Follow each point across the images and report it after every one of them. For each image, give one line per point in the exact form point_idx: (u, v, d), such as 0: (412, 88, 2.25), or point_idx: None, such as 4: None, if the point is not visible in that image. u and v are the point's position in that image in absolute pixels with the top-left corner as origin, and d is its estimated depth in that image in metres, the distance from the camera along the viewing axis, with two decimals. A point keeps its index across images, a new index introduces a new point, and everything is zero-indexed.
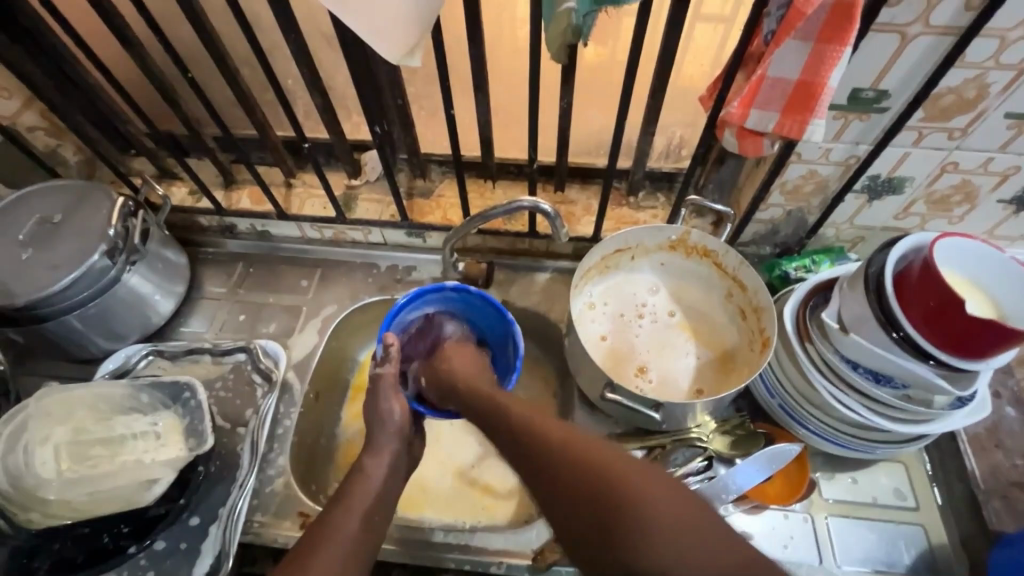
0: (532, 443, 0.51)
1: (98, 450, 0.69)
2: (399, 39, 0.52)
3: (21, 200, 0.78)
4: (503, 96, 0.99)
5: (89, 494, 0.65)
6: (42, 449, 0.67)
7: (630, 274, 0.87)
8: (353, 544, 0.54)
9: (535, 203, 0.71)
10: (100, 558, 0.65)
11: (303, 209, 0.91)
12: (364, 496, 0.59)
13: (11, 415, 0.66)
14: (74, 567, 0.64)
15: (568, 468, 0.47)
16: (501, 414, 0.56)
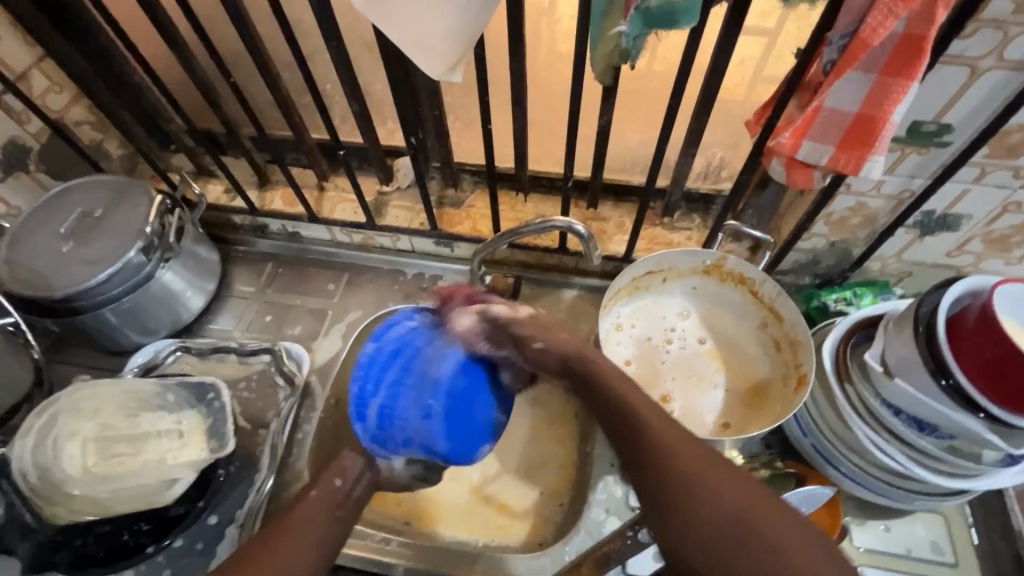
0: (656, 446, 0.48)
1: (123, 448, 0.69)
2: (440, 56, 0.51)
3: (65, 192, 0.80)
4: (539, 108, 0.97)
5: (112, 492, 0.66)
6: (71, 443, 0.68)
7: (660, 296, 0.86)
8: (318, 536, 0.55)
9: (569, 224, 0.70)
10: (119, 556, 0.65)
11: (333, 213, 0.92)
12: (324, 488, 0.61)
13: (43, 408, 0.67)
14: (93, 562, 0.64)
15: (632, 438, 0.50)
16: (612, 405, 0.52)
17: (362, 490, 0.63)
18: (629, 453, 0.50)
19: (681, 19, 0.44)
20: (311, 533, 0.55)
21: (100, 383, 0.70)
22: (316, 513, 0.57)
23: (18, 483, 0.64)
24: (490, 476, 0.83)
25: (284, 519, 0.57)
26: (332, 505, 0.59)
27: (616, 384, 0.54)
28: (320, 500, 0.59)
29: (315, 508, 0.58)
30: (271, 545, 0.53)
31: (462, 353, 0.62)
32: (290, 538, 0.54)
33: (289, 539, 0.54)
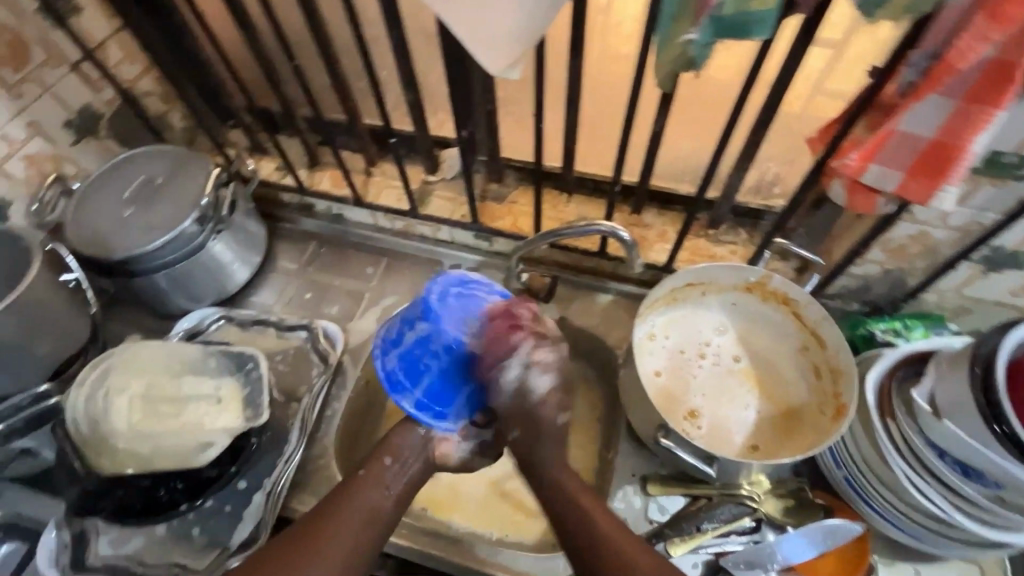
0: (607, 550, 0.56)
1: (165, 407, 0.70)
2: (501, 52, 0.51)
3: (132, 158, 0.84)
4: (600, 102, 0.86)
5: (152, 448, 0.69)
6: (119, 398, 0.69)
7: (697, 309, 0.84)
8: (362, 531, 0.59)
9: (613, 229, 0.69)
10: (154, 511, 0.69)
11: (378, 198, 0.94)
12: (373, 466, 0.64)
13: (99, 361, 0.71)
14: (130, 514, 0.68)
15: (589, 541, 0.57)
16: (569, 507, 0.60)
17: (405, 465, 0.65)
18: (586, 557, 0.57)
19: (754, 30, 0.43)
20: (355, 519, 0.59)
21: (151, 344, 0.74)
22: (368, 492, 0.62)
23: (74, 430, 0.68)
24: (509, 472, 0.84)
25: (336, 499, 0.61)
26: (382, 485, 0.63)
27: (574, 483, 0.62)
28: (370, 477, 0.63)
29: (367, 490, 0.62)
30: (321, 526, 0.58)
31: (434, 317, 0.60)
32: (340, 521, 0.58)
33: (339, 521, 0.58)
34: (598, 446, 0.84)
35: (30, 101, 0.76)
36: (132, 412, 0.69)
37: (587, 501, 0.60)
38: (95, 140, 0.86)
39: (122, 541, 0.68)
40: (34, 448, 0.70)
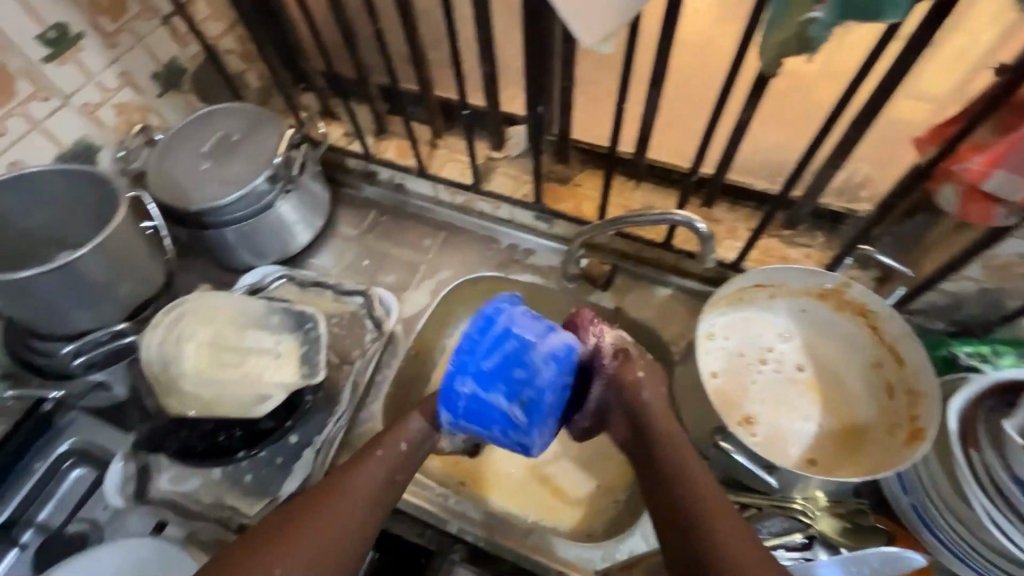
0: (697, 510, 0.51)
1: (230, 356, 0.73)
2: (598, 24, 0.49)
3: (212, 113, 0.87)
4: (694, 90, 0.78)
5: (216, 394, 0.71)
6: (188, 343, 0.72)
7: (762, 311, 0.80)
8: (366, 508, 0.56)
9: (689, 218, 0.67)
10: (217, 454, 0.72)
11: (441, 170, 0.94)
12: (387, 450, 0.61)
13: (176, 304, 0.74)
14: (194, 454, 0.71)
15: (682, 494, 0.52)
16: (669, 461, 0.56)
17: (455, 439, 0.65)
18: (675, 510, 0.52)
19: (884, 12, 0.40)
20: (364, 490, 0.57)
21: (222, 295, 0.76)
22: (367, 471, 0.59)
23: (146, 368, 0.71)
24: (549, 457, 0.83)
25: (337, 477, 0.58)
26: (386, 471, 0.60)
27: (680, 438, 0.58)
28: (382, 460, 0.60)
29: (373, 472, 0.59)
30: (326, 503, 0.55)
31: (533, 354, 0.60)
32: (344, 499, 0.56)
33: (343, 497, 0.56)
34: None
35: (123, 52, 0.79)
36: (199, 356, 0.72)
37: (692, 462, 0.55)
38: (178, 94, 0.89)
39: (183, 478, 0.71)
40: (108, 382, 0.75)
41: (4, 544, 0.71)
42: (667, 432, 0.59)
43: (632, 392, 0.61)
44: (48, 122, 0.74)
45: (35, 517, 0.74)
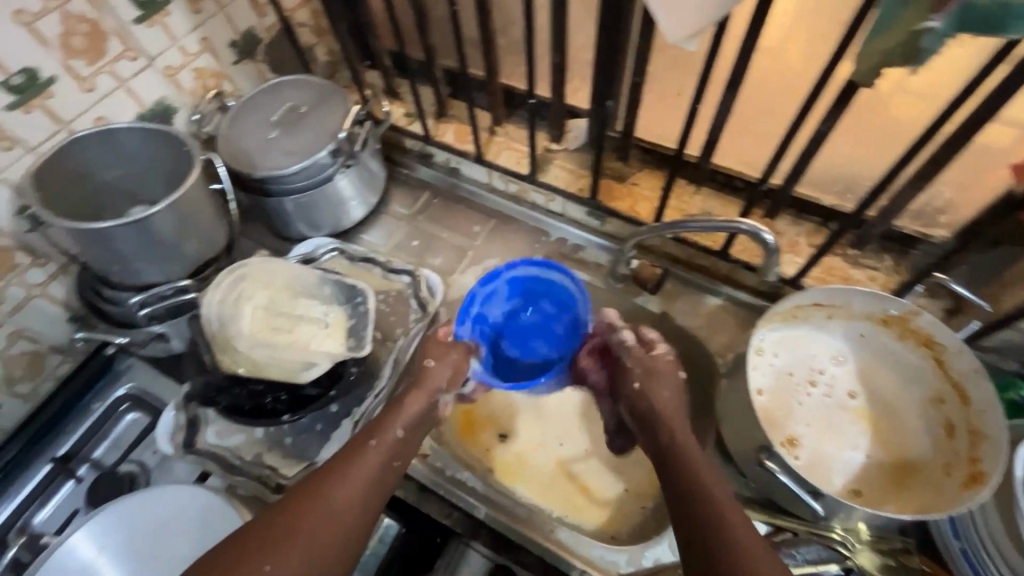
0: (718, 518, 0.50)
1: (282, 320, 0.76)
2: (688, 19, 0.48)
3: (281, 84, 0.88)
4: (772, 98, 0.75)
5: (268, 356, 0.73)
6: (245, 305, 0.75)
7: (816, 332, 0.77)
8: (364, 488, 0.55)
9: (756, 228, 0.65)
10: (259, 413, 0.72)
11: (497, 158, 0.93)
12: (382, 438, 0.60)
13: (236, 268, 0.76)
14: (240, 412, 0.72)
15: (701, 502, 0.52)
16: (685, 470, 0.56)
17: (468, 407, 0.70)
18: (693, 518, 0.51)
19: (1010, 25, 0.38)
20: (365, 474, 0.56)
21: (277, 261, 0.78)
22: (363, 455, 0.58)
23: (205, 326, 0.72)
24: (579, 455, 0.82)
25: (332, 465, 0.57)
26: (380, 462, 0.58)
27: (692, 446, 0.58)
28: (380, 447, 0.59)
29: (366, 463, 0.58)
30: (321, 486, 0.54)
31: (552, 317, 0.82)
32: (344, 482, 0.55)
33: (343, 477, 0.55)
34: None
35: (207, 18, 0.82)
36: (254, 318, 0.75)
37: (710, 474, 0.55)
38: (252, 63, 0.92)
39: (227, 433, 0.75)
40: (167, 335, 0.78)
41: (63, 476, 0.76)
42: (671, 437, 0.60)
43: (633, 400, 0.66)
44: (134, 81, 0.76)
45: (91, 453, 0.78)
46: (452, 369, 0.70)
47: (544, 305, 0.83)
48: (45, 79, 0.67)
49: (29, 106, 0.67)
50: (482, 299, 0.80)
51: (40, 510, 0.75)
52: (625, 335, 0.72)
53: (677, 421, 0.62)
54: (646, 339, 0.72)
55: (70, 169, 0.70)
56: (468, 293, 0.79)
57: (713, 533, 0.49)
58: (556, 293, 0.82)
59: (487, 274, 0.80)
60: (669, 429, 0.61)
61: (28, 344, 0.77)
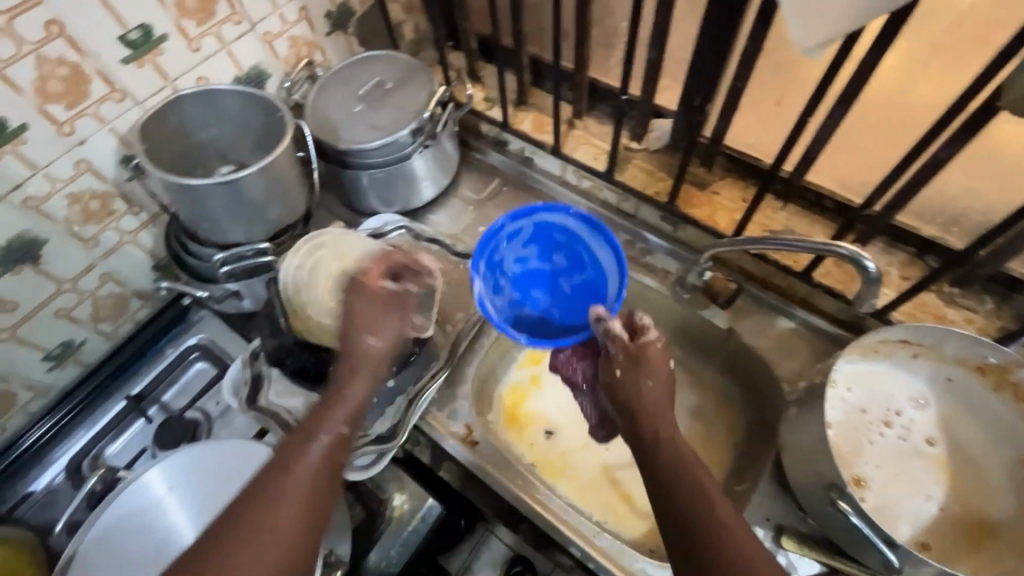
0: (715, 539, 0.49)
1: None
2: (822, 28, 0.48)
3: (370, 58, 0.89)
4: (890, 116, 0.70)
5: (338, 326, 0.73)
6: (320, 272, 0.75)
7: (898, 370, 0.73)
8: (307, 495, 0.53)
9: (855, 253, 0.61)
10: (325, 381, 0.75)
11: (574, 152, 0.92)
12: (320, 434, 0.56)
13: (317, 235, 0.77)
14: (306, 377, 0.75)
15: (697, 522, 0.50)
16: (677, 486, 0.53)
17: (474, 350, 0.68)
18: (688, 539, 0.50)
19: None
20: (303, 483, 0.53)
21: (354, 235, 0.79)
22: (298, 461, 0.54)
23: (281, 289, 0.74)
24: (625, 462, 0.81)
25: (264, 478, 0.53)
26: (320, 469, 0.54)
27: (682, 451, 0.55)
28: (316, 446, 0.56)
29: (305, 467, 0.54)
30: (261, 509, 0.51)
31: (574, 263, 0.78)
32: (285, 498, 0.52)
33: (280, 493, 0.52)
34: (725, 472, 0.80)
35: None
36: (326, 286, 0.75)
37: (711, 485, 0.52)
38: (343, 35, 0.93)
39: (286, 395, 0.77)
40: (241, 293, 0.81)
41: (135, 413, 0.82)
42: (656, 435, 0.56)
43: (612, 386, 0.61)
44: (235, 44, 0.78)
45: (161, 396, 0.84)
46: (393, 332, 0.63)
47: (557, 256, 0.78)
48: (159, 36, 0.69)
49: (141, 61, 0.69)
50: (507, 235, 0.77)
51: (112, 443, 0.81)
52: (635, 322, 0.63)
53: (660, 415, 0.57)
54: (635, 326, 0.63)
55: (171, 124, 0.73)
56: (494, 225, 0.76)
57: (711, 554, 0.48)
58: (578, 246, 0.77)
59: (519, 209, 0.77)
60: (657, 430, 0.56)
61: (115, 286, 0.81)
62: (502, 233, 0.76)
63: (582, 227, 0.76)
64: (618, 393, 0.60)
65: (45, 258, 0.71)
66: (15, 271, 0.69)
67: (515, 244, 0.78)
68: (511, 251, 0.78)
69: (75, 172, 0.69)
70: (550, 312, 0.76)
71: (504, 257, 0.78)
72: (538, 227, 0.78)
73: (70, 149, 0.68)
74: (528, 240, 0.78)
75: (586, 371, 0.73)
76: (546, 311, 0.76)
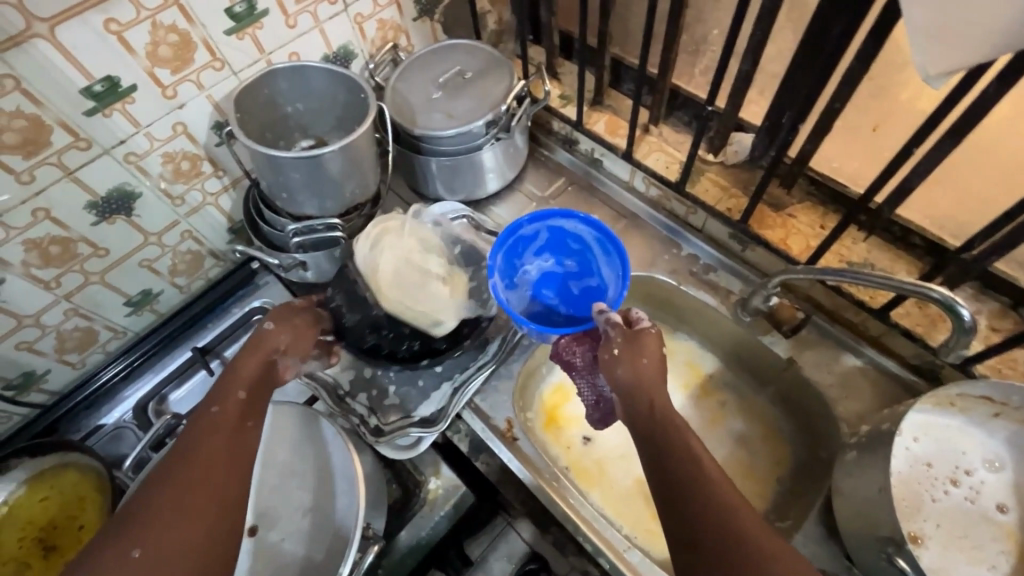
0: (704, 493, 0.50)
1: (415, 274, 0.77)
2: (948, 55, 0.45)
3: (452, 47, 0.90)
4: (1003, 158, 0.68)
5: (404, 302, 0.75)
6: (388, 253, 0.77)
7: (973, 427, 0.68)
8: (223, 451, 0.55)
9: (949, 299, 0.57)
10: (398, 359, 0.77)
11: (646, 158, 0.89)
12: (226, 404, 0.60)
13: (381, 221, 0.79)
14: (379, 354, 0.76)
15: (687, 481, 0.52)
16: (667, 452, 0.54)
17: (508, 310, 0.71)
18: (679, 498, 0.51)
19: None
20: (217, 442, 0.56)
21: (418, 223, 0.83)
22: (208, 426, 0.57)
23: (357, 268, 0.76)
24: None
25: (173, 450, 0.55)
26: (230, 427, 0.58)
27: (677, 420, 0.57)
28: (223, 413, 0.58)
29: (216, 430, 0.57)
30: (179, 468, 0.53)
31: (590, 275, 0.77)
32: (204, 454, 0.54)
33: (192, 456, 0.54)
34: (767, 506, 0.77)
35: None
36: (394, 268, 0.76)
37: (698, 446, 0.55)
38: (428, 21, 0.94)
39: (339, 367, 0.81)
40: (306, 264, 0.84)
41: (199, 365, 0.86)
42: (651, 409, 0.58)
43: (609, 367, 0.62)
44: (328, 23, 0.81)
45: (223, 351, 0.88)
46: (292, 332, 0.70)
47: (572, 263, 0.78)
48: (260, 11, 0.72)
49: (241, 33, 0.72)
50: (523, 237, 0.77)
51: (175, 389, 0.86)
52: (635, 314, 0.66)
53: (656, 385, 0.59)
54: (632, 319, 0.65)
55: (262, 97, 0.76)
56: (511, 223, 0.76)
57: (705, 514, 0.49)
58: (591, 258, 0.77)
59: (536, 211, 0.77)
60: (647, 408, 0.58)
61: (193, 243, 0.86)
62: (517, 236, 0.77)
63: (596, 240, 0.76)
64: (624, 374, 0.61)
65: (137, 211, 0.76)
66: (111, 220, 0.75)
67: (529, 254, 0.78)
68: (526, 256, 0.78)
69: (171, 133, 0.74)
70: (558, 308, 0.76)
71: (524, 262, 0.78)
72: (553, 236, 0.78)
73: (170, 112, 0.72)
74: (542, 248, 0.78)
75: (586, 354, 0.70)
76: (553, 310, 0.75)
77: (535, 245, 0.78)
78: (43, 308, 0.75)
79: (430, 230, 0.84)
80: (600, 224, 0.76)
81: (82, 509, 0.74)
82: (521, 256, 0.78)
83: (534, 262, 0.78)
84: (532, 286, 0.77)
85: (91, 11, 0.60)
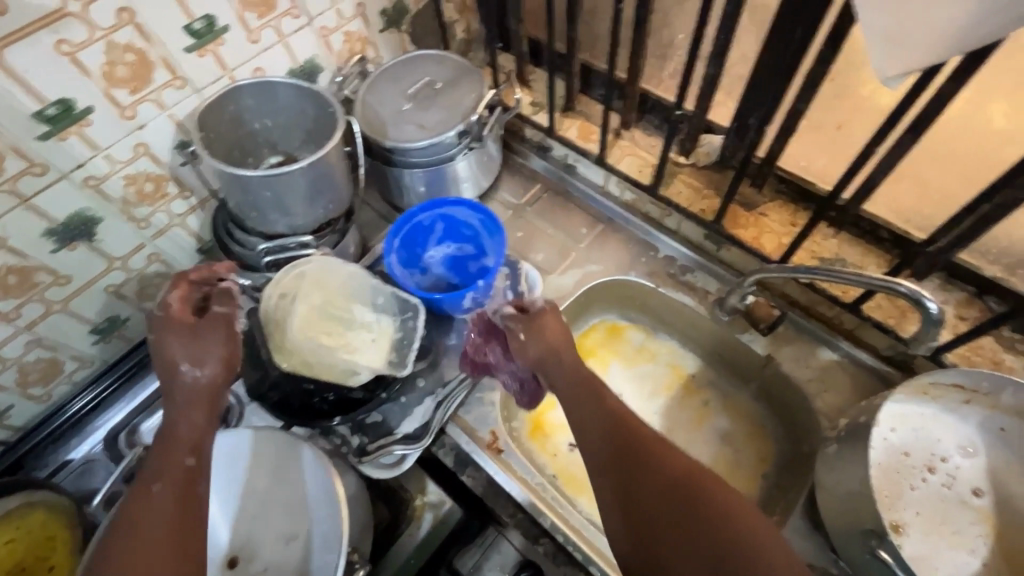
0: (630, 435, 0.55)
1: (333, 325, 0.75)
2: (906, 58, 0.47)
3: (421, 58, 0.89)
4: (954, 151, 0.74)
5: (315, 358, 0.73)
6: (301, 304, 0.74)
7: (947, 414, 0.69)
8: (166, 515, 0.51)
9: (917, 293, 0.58)
10: (307, 414, 0.73)
11: (619, 163, 0.89)
12: (163, 475, 0.53)
13: (294, 266, 0.75)
14: (288, 410, 0.73)
15: (618, 428, 0.55)
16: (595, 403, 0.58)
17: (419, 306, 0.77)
18: (612, 447, 0.55)
19: None
20: (157, 514, 0.51)
21: (326, 260, 0.77)
22: (141, 502, 0.51)
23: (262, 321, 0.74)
24: None
25: (108, 536, 0.50)
26: (172, 499, 0.52)
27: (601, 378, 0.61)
28: (166, 486, 0.52)
29: (152, 503, 0.51)
30: (124, 552, 0.48)
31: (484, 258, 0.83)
32: (147, 526, 0.50)
33: (133, 540, 0.49)
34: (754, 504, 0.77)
35: None
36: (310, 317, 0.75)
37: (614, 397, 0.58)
38: (397, 32, 0.94)
39: None
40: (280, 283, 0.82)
41: None
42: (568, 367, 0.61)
43: (520, 351, 0.64)
44: (293, 37, 0.79)
45: None
46: (217, 359, 0.59)
47: (468, 245, 0.85)
48: (222, 27, 0.71)
49: (203, 50, 0.71)
50: (421, 226, 0.83)
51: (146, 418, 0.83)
52: (534, 300, 0.68)
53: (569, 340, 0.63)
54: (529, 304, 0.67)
55: (226, 114, 0.75)
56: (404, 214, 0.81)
57: (639, 455, 0.53)
58: (483, 241, 0.83)
59: (428, 201, 0.82)
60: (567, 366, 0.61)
61: (161, 266, 0.84)
62: (414, 227, 0.82)
63: (482, 224, 0.82)
64: (533, 349, 0.63)
65: (99, 236, 0.74)
66: (72, 246, 0.72)
67: (432, 241, 0.85)
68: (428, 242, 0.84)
69: (133, 155, 0.71)
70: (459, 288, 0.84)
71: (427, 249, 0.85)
72: (448, 224, 0.83)
73: (129, 133, 0.70)
74: (442, 234, 0.84)
75: (496, 352, 0.74)
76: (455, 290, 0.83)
77: (436, 232, 0.84)
78: (2, 341, 0.72)
79: (343, 268, 0.77)
80: (483, 208, 0.81)
81: (52, 550, 0.71)
82: (425, 245, 0.84)
83: (439, 248, 0.85)
84: (436, 269, 0.85)
85: (41, 32, 0.58)
